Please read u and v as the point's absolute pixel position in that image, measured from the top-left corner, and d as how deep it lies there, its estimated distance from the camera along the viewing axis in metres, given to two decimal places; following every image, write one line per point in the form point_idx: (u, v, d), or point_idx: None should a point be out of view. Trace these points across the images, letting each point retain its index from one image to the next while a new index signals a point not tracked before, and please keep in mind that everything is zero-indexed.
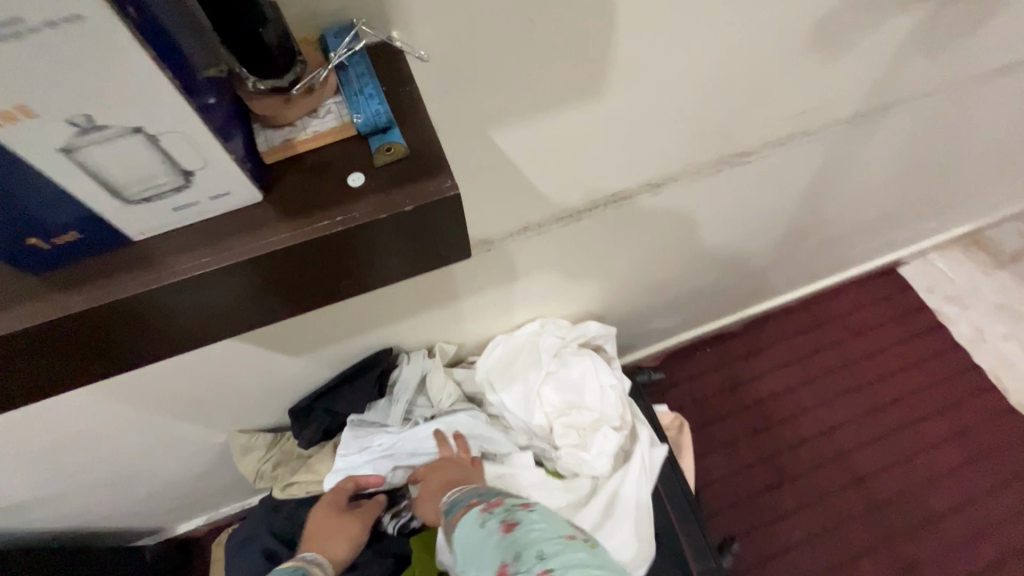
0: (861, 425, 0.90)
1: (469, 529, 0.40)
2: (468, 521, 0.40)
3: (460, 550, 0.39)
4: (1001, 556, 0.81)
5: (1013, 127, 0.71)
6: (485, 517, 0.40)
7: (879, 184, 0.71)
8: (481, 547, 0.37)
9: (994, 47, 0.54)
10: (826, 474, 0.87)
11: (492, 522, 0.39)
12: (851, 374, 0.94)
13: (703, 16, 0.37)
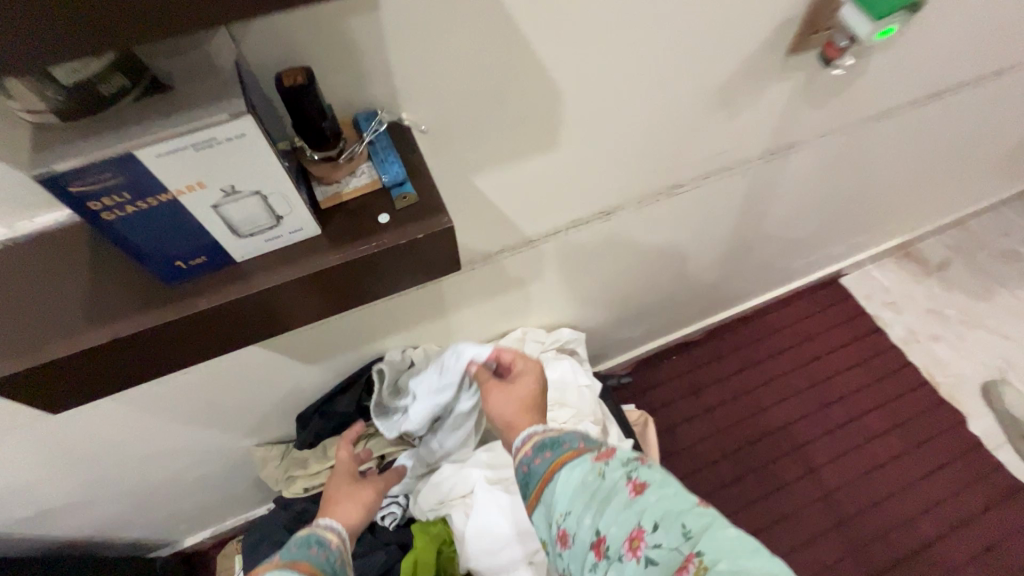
0: (780, 419, 1.22)
1: (582, 477, 0.43)
2: (585, 467, 0.44)
3: (569, 493, 0.43)
4: (884, 520, 1.11)
5: (896, 154, 0.89)
6: (602, 468, 0.43)
7: (795, 204, 0.88)
8: (609, 501, 0.41)
9: (870, 101, 0.69)
10: (764, 471, 1.16)
11: (616, 476, 0.42)
12: (773, 384, 1.26)
13: (629, 95, 0.49)
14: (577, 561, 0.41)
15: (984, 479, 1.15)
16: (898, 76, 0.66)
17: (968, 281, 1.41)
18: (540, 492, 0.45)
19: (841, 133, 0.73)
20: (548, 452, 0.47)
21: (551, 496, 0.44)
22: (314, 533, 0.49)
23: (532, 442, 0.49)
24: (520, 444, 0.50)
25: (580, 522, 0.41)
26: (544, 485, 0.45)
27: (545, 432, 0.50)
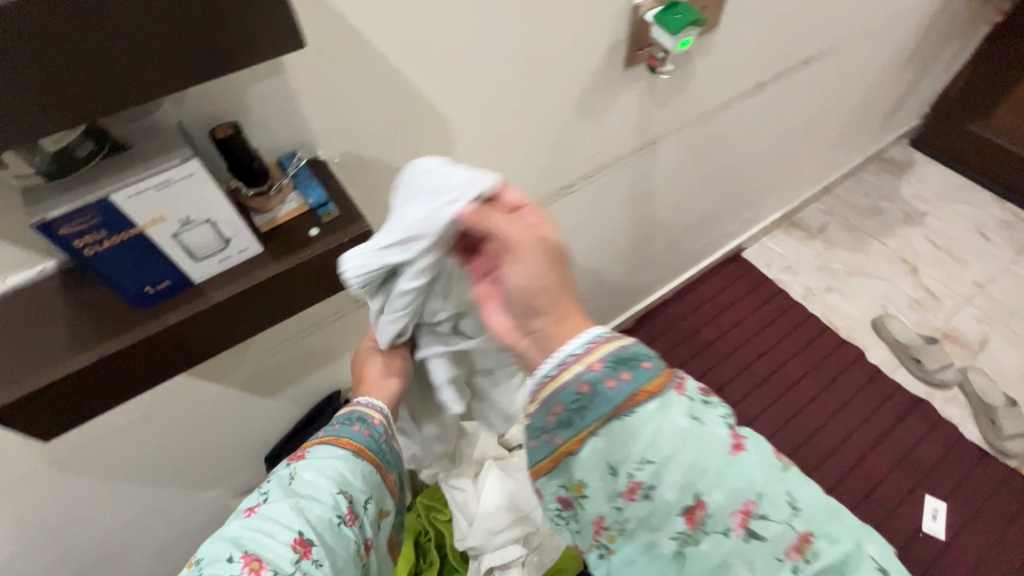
0: (714, 386, 1.35)
1: (671, 417, 0.42)
2: (675, 406, 0.42)
3: (652, 437, 0.41)
4: (816, 454, 1.25)
5: (747, 137, 1.07)
6: (692, 410, 0.42)
7: (677, 189, 1.03)
8: (713, 454, 0.41)
9: (708, 96, 0.85)
10: None
11: (716, 427, 0.42)
12: (703, 357, 1.40)
13: (505, 118, 0.61)
14: (652, 508, 0.42)
15: (889, 400, 1.32)
16: (724, 73, 0.83)
17: (845, 236, 1.64)
18: (608, 419, 0.42)
19: (694, 125, 0.89)
20: (623, 373, 0.42)
21: (624, 436, 0.42)
22: (359, 409, 0.63)
23: (593, 355, 0.43)
24: (576, 354, 0.43)
25: (662, 477, 0.41)
26: (612, 415, 0.42)
27: (608, 344, 0.43)
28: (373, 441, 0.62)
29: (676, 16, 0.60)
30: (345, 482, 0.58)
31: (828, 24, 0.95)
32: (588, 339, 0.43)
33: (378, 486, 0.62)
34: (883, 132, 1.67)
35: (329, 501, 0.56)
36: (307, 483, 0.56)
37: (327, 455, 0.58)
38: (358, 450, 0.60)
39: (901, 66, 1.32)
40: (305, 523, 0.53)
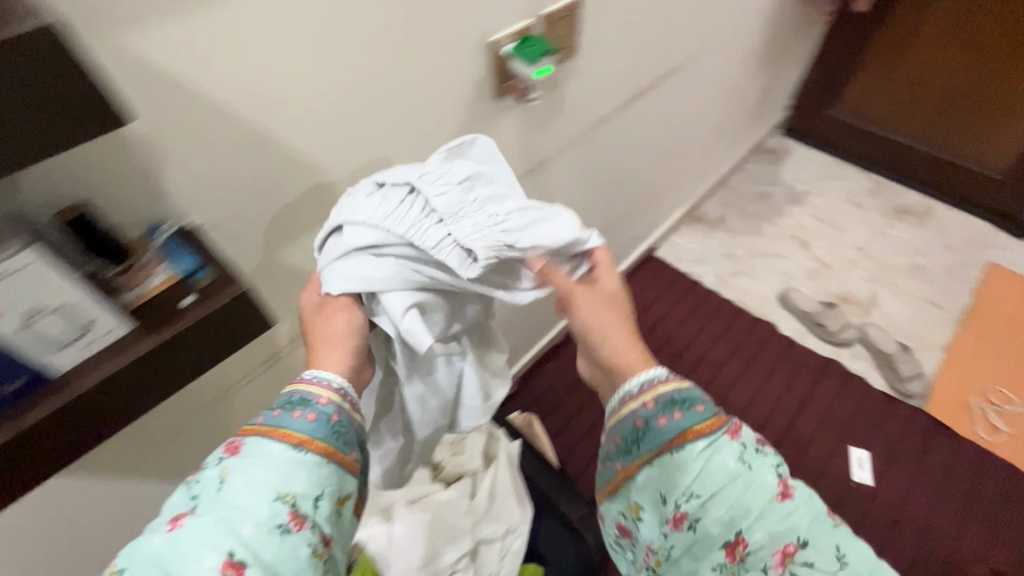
0: None
1: (719, 459, 0.52)
2: (726, 450, 0.52)
3: (699, 472, 0.52)
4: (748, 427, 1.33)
5: (632, 147, 1.15)
6: (743, 454, 0.52)
7: (576, 204, 1.09)
8: (756, 497, 0.51)
9: (584, 115, 0.91)
10: None
11: (761, 474, 0.52)
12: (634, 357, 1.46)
13: (384, 160, 0.63)
14: (698, 538, 0.51)
15: (804, 366, 1.43)
16: (594, 92, 0.89)
17: (742, 223, 1.78)
18: (660, 451, 0.53)
19: (577, 143, 0.95)
20: (675, 412, 0.55)
21: (675, 467, 0.52)
22: (303, 390, 0.50)
23: (650, 396, 0.56)
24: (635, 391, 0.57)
25: (707, 510, 0.51)
26: (666, 447, 0.53)
27: (665, 385, 0.57)
28: (325, 426, 0.48)
29: (529, 48, 0.66)
30: (291, 482, 0.44)
31: (682, 39, 1.05)
32: (642, 381, 0.57)
33: (334, 480, 0.47)
34: (756, 127, 1.86)
35: (265, 510, 0.42)
36: (235, 488, 0.43)
37: (260, 451, 0.45)
38: (300, 441, 0.46)
39: (755, 68, 1.49)
40: (231, 542, 0.40)
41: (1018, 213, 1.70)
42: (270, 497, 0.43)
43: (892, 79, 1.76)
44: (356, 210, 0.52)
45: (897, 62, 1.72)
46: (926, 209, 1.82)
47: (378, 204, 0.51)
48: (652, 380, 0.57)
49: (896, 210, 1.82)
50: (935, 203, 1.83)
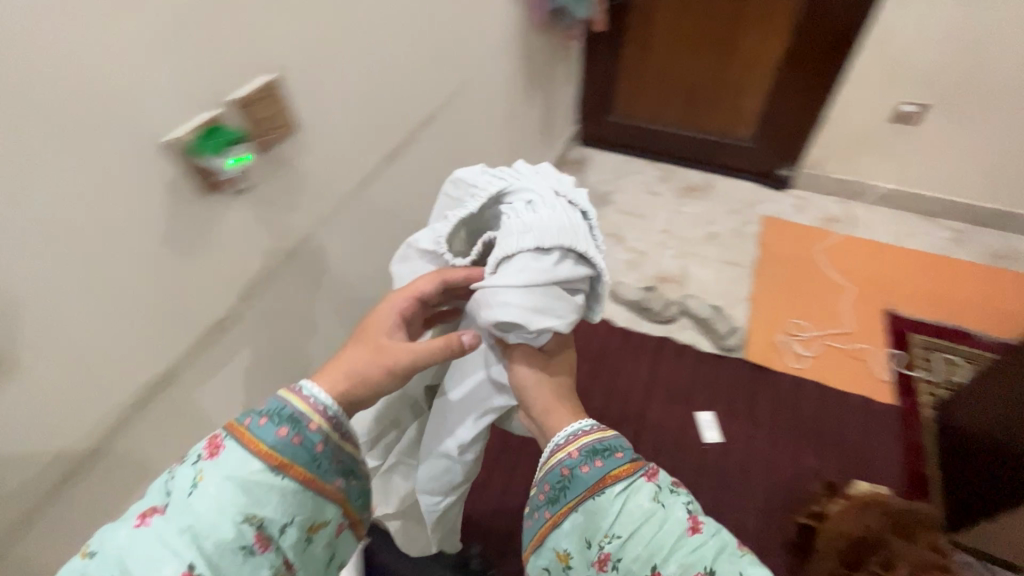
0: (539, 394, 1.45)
1: (633, 498, 0.57)
2: (641, 492, 0.58)
3: (618, 514, 0.57)
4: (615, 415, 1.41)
5: (415, 197, 1.19)
6: (657, 493, 0.58)
7: (366, 262, 1.08)
8: (669, 533, 0.55)
9: (336, 183, 0.91)
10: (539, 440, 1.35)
11: (672, 510, 0.56)
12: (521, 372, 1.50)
13: (66, 301, 0.56)
14: None
15: (644, 348, 1.54)
16: (339, 159, 0.89)
17: None
18: (582, 497, 0.59)
19: (340, 210, 0.95)
20: (596, 459, 0.61)
21: (596, 511, 0.58)
22: (291, 405, 0.56)
23: (574, 446, 0.63)
24: (561, 445, 0.64)
25: (626, 548, 0.55)
26: (588, 494, 0.59)
27: (588, 436, 0.63)
28: (304, 450, 0.55)
29: (217, 141, 0.63)
30: (259, 505, 0.51)
31: (427, 89, 1.10)
32: (568, 433, 0.64)
33: (305, 508, 0.54)
34: (549, 143, 2.02)
35: (231, 530, 0.49)
36: (208, 498, 0.49)
37: (238, 462, 0.52)
38: (279, 463, 0.53)
39: (520, 98, 1.61)
40: (195, 553, 0.48)
41: (773, 168, 2.03)
42: (238, 518, 0.50)
43: (644, 89, 2.05)
44: (550, 194, 0.64)
45: (642, 75, 2.02)
46: (706, 182, 2.09)
47: (555, 211, 0.62)
48: (577, 432, 0.64)
49: (685, 189, 2.06)
50: (711, 175, 2.11)
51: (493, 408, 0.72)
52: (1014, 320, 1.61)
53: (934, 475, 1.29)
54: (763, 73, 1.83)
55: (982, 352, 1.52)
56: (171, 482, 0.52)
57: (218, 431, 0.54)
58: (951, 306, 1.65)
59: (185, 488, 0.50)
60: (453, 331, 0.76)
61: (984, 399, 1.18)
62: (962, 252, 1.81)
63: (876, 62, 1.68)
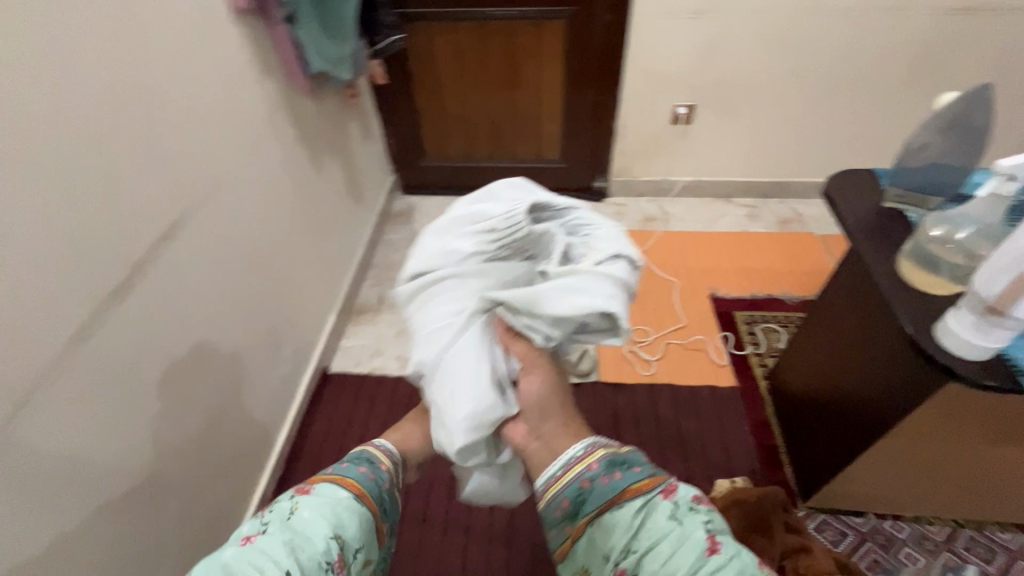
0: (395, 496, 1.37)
1: (648, 513, 0.74)
2: (656, 510, 0.74)
3: (636, 529, 0.73)
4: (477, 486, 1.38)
5: (192, 314, 1.05)
6: (674, 511, 0.74)
7: (140, 411, 0.92)
8: (678, 547, 0.70)
9: (34, 344, 0.72)
10: (405, 543, 1.29)
11: (683, 525, 0.72)
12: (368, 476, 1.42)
13: None
14: None
15: None
16: (31, 318, 0.71)
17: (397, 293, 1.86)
18: (602, 510, 0.75)
19: (63, 372, 0.76)
20: (615, 474, 0.77)
21: (614, 524, 0.74)
22: (363, 458, 0.86)
23: (592, 462, 0.79)
24: (581, 459, 0.80)
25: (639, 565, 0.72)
26: (608, 506, 0.75)
27: (604, 452, 0.80)
28: (369, 485, 0.81)
29: None
30: (342, 525, 0.73)
31: (163, 198, 0.95)
32: (586, 448, 0.81)
33: (364, 537, 0.76)
34: (365, 204, 1.94)
35: (322, 543, 0.69)
36: (307, 518, 0.70)
37: (330, 493, 0.75)
38: (356, 494, 0.78)
39: (307, 173, 1.49)
40: (298, 560, 0.66)
41: (589, 181, 2.13)
42: (327, 535, 0.70)
43: (449, 133, 2.04)
44: (605, 225, 0.83)
45: (442, 120, 2.01)
46: None
47: (619, 240, 0.81)
48: (594, 449, 0.81)
49: None
50: None
51: (487, 415, 0.78)
52: (811, 278, 1.81)
53: (783, 445, 1.37)
54: (553, 100, 1.90)
55: (793, 314, 1.69)
56: (267, 518, 0.71)
57: (304, 482, 0.77)
58: (761, 278, 1.82)
59: (291, 512, 0.71)
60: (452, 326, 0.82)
61: (803, 365, 1.28)
62: (760, 226, 2.02)
63: (642, 76, 1.81)
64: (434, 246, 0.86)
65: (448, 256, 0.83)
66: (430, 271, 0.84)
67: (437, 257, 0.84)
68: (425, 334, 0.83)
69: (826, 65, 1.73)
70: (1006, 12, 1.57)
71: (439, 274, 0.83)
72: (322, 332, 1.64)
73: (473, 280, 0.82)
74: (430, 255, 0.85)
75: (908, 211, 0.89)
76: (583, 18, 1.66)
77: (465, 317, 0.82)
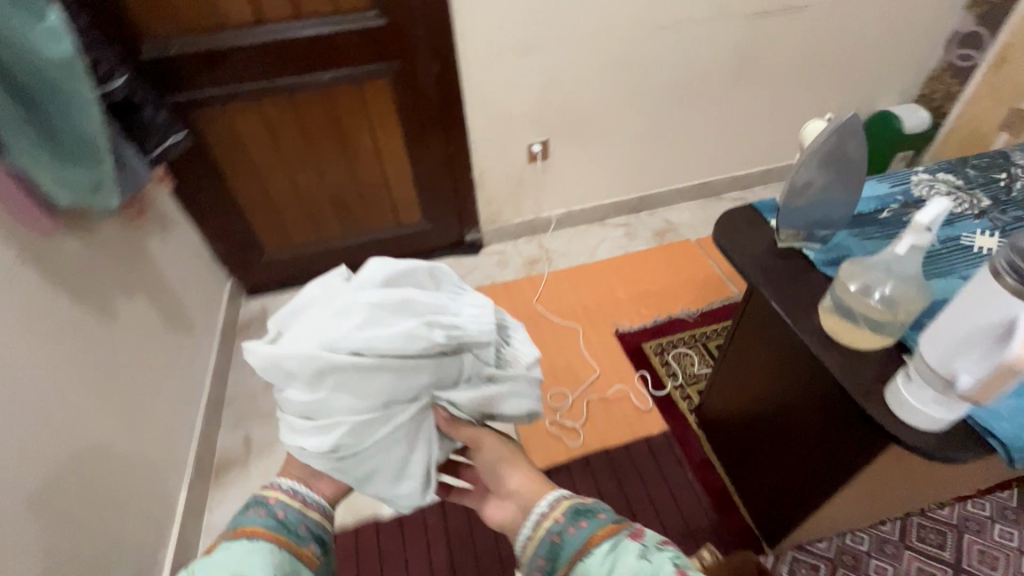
0: None
1: (614, 550, 0.79)
2: (622, 546, 0.79)
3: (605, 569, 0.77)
4: None
5: None
6: (643, 551, 0.77)
7: None
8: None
9: None
10: None
11: (653, 560, 0.75)
12: None
13: None
14: None
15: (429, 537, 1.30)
16: None
17: (268, 428, 1.53)
18: (573, 557, 0.82)
19: None
20: (580, 522, 0.85)
21: (585, 568, 0.79)
22: (263, 496, 0.91)
23: (558, 514, 0.88)
24: (547, 513, 0.89)
25: None
26: (579, 552, 0.81)
27: (568, 503, 0.89)
28: (273, 521, 0.87)
29: None
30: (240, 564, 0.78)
31: None
32: (549, 504, 0.91)
33: (277, 562, 0.81)
34: (202, 330, 1.58)
35: None
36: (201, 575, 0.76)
37: (227, 547, 0.81)
38: (254, 535, 0.83)
39: (92, 332, 1.12)
40: None
41: (462, 235, 1.95)
42: None
43: (288, 220, 1.75)
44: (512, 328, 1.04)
45: (275, 208, 1.71)
46: None
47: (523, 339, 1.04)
48: (560, 502, 0.90)
49: None
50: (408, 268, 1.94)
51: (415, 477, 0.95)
52: (702, 288, 1.80)
53: (729, 483, 1.30)
54: (400, 162, 1.69)
55: (698, 331, 1.65)
56: None
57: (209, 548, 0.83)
58: (658, 301, 1.77)
59: None
60: (385, 414, 0.89)
61: (730, 399, 1.21)
62: (640, 243, 2.00)
63: (486, 121, 1.67)
64: (369, 323, 0.86)
65: (394, 342, 0.84)
66: (365, 351, 0.84)
67: (377, 340, 0.84)
68: (355, 416, 0.87)
69: (659, 80, 1.73)
70: (797, 9, 1.68)
71: (378, 358, 0.85)
72: (176, 517, 1.29)
73: (412, 368, 0.88)
74: (365, 335, 0.84)
75: (805, 249, 0.82)
76: (407, 73, 1.48)
77: (399, 402, 0.90)
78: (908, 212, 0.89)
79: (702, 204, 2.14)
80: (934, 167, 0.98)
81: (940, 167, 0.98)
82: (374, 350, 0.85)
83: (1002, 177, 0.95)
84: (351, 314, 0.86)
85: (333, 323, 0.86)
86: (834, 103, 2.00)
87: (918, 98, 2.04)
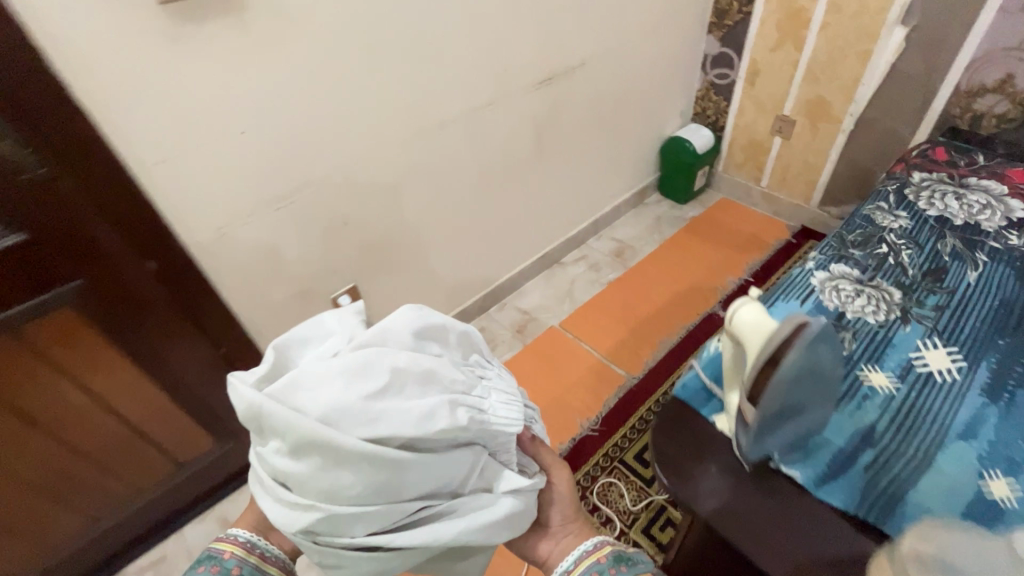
0: None
1: None
2: None
3: None
4: None
5: None
6: None
7: None
8: None
9: None
10: None
11: None
12: None
13: None
14: None
15: None
16: None
17: None
18: None
19: None
20: (623, 565, 0.73)
21: None
22: (212, 550, 0.69)
23: (599, 553, 0.76)
24: (589, 550, 0.77)
25: None
26: None
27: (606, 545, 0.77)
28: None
29: None
30: None
31: None
32: (591, 545, 0.78)
33: None
34: None
35: None
36: None
37: None
38: None
39: None
40: None
41: None
42: None
43: None
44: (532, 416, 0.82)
45: None
46: (222, 530, 1.29)
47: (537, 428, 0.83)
48: (600, 544, 0.78)
49: None
50: (220, 509, 1.34)
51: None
52: (589, 383, 1.58)
53: None
54: (144, 387, 1.13)
55: (609, 446, 1.41)
56: None
57: None
58: (552, 420, 1.50)
59: None
60: (370, 508, 0.60)
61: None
62: (504, 349, 1.70)
63: (262, 297, 1.19)
64: (391, 389, 0.62)
65: (409, 429, 0.60)
66: (379, 430, 0.59)
67: (395, 418, 0.60)
68: (334, 505, 0.59)
69: (463, 176, 1.46)
70: (576, 68, 1.55)
71: (384, 447, 0.59)
72: None
73: (419, 467, 0.62)
74: (382, 407, 0.60)
75: (783, 463, 0.59)
76: (104, 290, 0.95)
77: (398, 500, 0.62)
78: (842, 340, 0.71)
79: (547, 277, 1.94)
80: (821, 258, 0.84)
81: (826, 255, 0.84)
82: (387, 434, 0.59)
83: (886, 252, 0.83)
84: (372, 372, 0.61)
85: (346, 373, 0.61)
86: (631, 141, 1.96)
87: (695, 117, 2.12)
